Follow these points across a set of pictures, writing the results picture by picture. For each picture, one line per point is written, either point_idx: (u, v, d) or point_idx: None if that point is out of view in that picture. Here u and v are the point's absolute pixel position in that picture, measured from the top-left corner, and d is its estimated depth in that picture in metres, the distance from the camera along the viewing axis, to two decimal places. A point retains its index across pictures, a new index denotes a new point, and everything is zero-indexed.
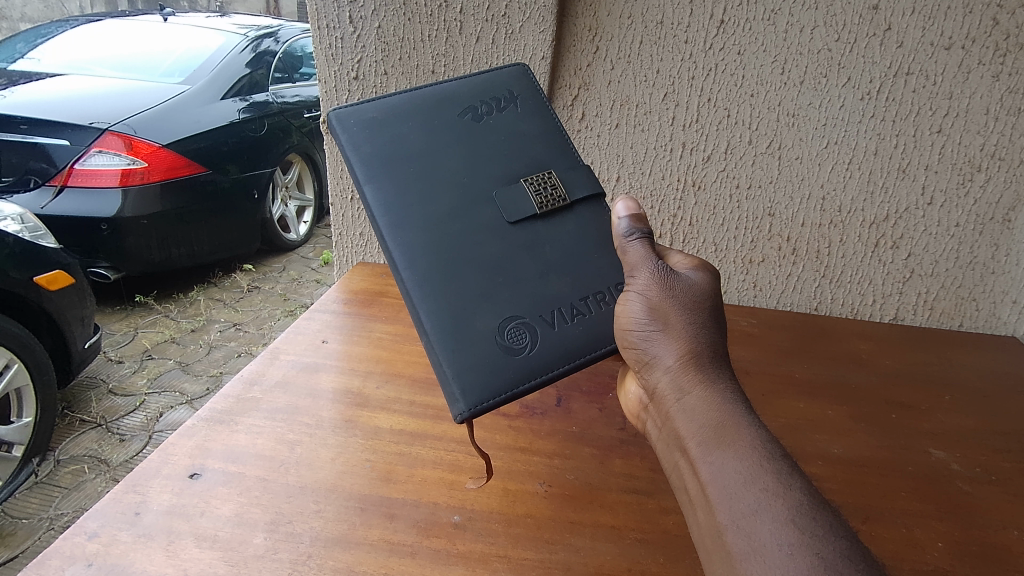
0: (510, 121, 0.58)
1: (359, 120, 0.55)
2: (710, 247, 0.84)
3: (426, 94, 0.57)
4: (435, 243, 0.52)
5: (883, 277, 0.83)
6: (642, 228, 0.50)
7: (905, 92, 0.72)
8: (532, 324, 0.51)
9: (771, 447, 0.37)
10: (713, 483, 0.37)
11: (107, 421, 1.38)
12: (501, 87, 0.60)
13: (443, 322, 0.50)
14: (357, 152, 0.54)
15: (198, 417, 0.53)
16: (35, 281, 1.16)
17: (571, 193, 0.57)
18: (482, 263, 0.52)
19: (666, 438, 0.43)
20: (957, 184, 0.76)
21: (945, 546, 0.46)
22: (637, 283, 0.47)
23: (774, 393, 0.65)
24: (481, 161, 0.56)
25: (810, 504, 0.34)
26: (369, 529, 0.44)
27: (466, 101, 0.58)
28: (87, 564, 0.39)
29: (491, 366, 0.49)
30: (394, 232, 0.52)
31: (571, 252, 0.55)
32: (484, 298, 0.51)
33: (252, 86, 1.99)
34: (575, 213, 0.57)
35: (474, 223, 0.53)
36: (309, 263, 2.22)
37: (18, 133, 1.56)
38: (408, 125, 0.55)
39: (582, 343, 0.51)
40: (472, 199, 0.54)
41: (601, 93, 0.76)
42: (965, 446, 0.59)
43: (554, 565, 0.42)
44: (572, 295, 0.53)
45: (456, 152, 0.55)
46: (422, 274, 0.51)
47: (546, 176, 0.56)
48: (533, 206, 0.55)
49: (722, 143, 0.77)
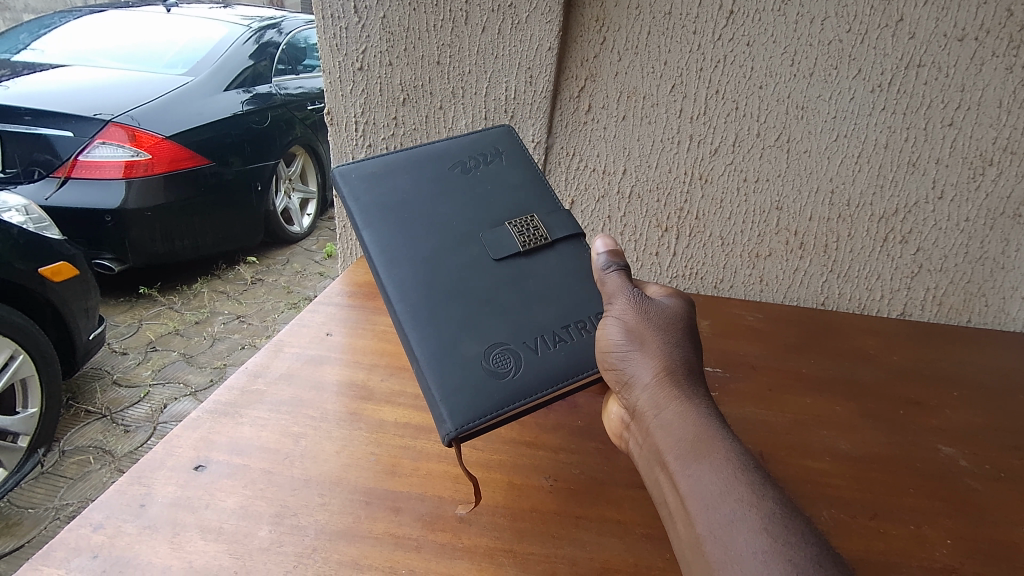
0: (498, 173, 0.61)
1: (359, 174, 0.57)
2: (716, 240, 0.83)
3: (420, 152, 0.60)
4: (429, 277, 0.52)
5: (891, 272, 0.82)
6: (619, 262, 0.49)
7: (916, 85, 0.71)
8: (515, 349, 0.49)
9: (745, 458, 0.36)
10: (691, 495, 0.35)
11: (112, 411, 1.39)
12: (488, 144, 0.62)
13: (434, 346, 0.48)
14: (356, 201, 0.55)
15: (203, 408, 0.53)
16: (39, 273, 1.16)
17: (553, 233, 0.57)
18: (472, 295, 0.52)
19: (646, 453, 0.41)
20: (967, 179, 0.75)
21: (953, 543, 0.46)
22: (615, 309, 0.46)
23: (781, 389, 0.64)
24: (470, 207, 0.58)
25: (782, 511, 0.33)
26: (374, 522, 0.43)
27: (456, 156, 0.61)
28: (92, 556, 0.39)
29: (477, 388, 0.47)
30: (389, 268, 0.52)
31: (557, 286, 0.55)
32: (473, 326, 0.50)
33: (255, 78, 1.99)
34: (558, 251, 0.57)
35: (464, 260, 0.54)
36: (313, 256, 2.22)
37: (22, 124, 1.55)
38: (402, 178, 0.58)
39: (565, 368, 0.49)
40: (461, 239, 0.55)
41: (608, 84, 0.75)
42: (974, 443, 0.59)
43: (559, 560, 0.42)
44: (555, 322, 0.52)
45: (446, 201, 0.57)
46: (415, 305, 0.50)
47: (529, 218, 0.57)
48: (516, 244, 0.55)
49: (730, 136, 0.76)
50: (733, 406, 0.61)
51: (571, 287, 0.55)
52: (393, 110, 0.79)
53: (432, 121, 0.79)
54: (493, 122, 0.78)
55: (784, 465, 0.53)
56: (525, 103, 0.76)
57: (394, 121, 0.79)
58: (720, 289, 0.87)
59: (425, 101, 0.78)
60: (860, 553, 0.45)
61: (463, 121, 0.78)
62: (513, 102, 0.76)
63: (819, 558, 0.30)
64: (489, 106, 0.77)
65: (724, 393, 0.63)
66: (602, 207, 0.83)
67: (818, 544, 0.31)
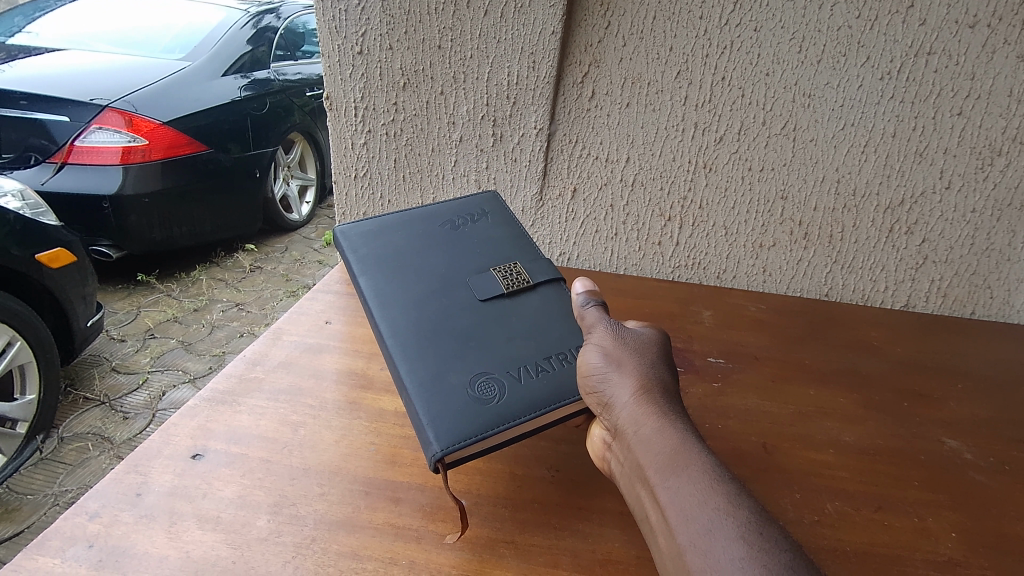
0: (484, 230, 0.64)
1: (358, 233, 0.61)
2: (720, 230, 0.82)
3: (412, 213, 0.64)
4: (420, 316, 0.52)
5: (896, 263, 0.81)
6: (598, 298, 0.51)
7: (926, 73, 0.69)
8: (499, 377, 0.47)
9: (721, 471, 0.35)
10: (669, 507, 0.34)
11: (111, 398, 1.39)
12: (475, 206, 0.66)
13: (421, 375, 0.47)
14: (355, 254, 0.58)
15: (199, 397, 0.52)
16: (35, 259, 1.14)
17: (533, 277, 0.58)
18: (461, 331, 0.52)
19: (627, 471, 0.40)
20: (974, 169, 0.74)
21: (958, 536, 0.46)
22: (593, 338, 0.46)
23: (784, 379, 0.64)
24: (458, 257, 0.60)
25: (758, 520, 0.32)
26: (374, 512, 0.43)
27: (445, 216, 0.64)
28: (88, 545, 0.39)
29: (463, 412, 0.44)
30: (382, 309, 0.53)
31: (541, 322, 0.54)
32: (462, 357, 0.49)
33: (253, 64, 1.96)
34: (540, 292, 0.58)
35: (453, 301, 0.55)
36: (312, 244, 2.21)
37: (18, 108, 1.54)
38: (396, 237, 0.61)
39: (548, 396, 0.47)
40: (450, 284, 0.56)
41: (612, 70, 0.74)
42: (979, 435, 0.58)
43: (561, 551, 0.41)
44: (536, 354, 0.51)
45: (437, 253, 0.60)
46: (406, 339, 0.50)
47: (511, 265, 0.59)
48: (500, 286, 0.56)
49: (736, 124, 0.75)
50: (736, 396, 0.60)
51: (554, 322, 0.55)
52: (393, 96, 0.77)
53: (432, 107, 0.78)
54: (495, 108, 0.76)
55: (787, 456, 0.52)
56: (527, 89, 0.74)
57: (394, 107, 0.78)
58: (723, 279, 0.87)
59: (426, 86, 0.76)
60: (864, 545, 0.44)
61: (465, 107, 0.77)
62: (515, 87, 0.75)
63: (795, 563, 0.30)
64: (492, 92, 0.76)
65: (726, 383, 0.62)
66: (605, 196, 0.82)
67: (796, 551, 0.31)
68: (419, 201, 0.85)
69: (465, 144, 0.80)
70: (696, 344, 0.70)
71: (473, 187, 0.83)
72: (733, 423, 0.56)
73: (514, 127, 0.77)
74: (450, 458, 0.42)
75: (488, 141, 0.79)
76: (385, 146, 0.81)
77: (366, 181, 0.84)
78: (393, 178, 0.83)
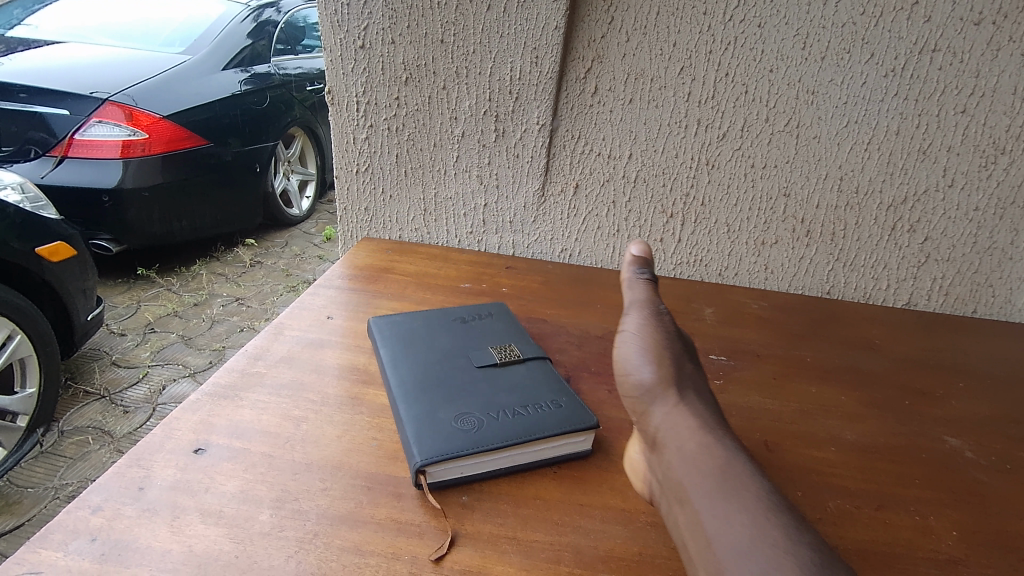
0: (490, 323, 0.65)
1: (382, 314, 0.66)
2: (721, 228, 0.82)
3: (432, 309, 0.68)
4: (424, 370, 0.55)
5: (898, 261, 0.81)
6: (651, 296, 0.55)
7: (930, 70, 0.69)
8: (481, 417, 0.48)
9: (771, 498, 0.37)
10: (716, 537, 0.36)
11: (111, 392, 1.39)
12: (484, 309, 0.68)
13: (415, 411, 0.49)
14: (379, 321, 0.63)
15: (201, 392, 0.52)
16: (36, 253, 1.14)
17: (527, 352, 0.58)
18: (453, 381, 0.53)
19: (661, 486, 0.41)
20: (978, 167, 0.74)
21: (959, 535, 0.45)
22: (637, 340, 0.49)
23: (785, 376, 0.64)
24: (464, 337, 0.61)
25: (818, 556, 0.33)
26: (376, 507, 0.42)
27: (459, 311, 0.67)
28: (90, 539, 0.38)
29: (444, 435, 0.45)
30: (394, 363, 0.56)
31: (528, 383, 0.54)
32: (449, 399, 0.50)
33: (254, 58, 1.98)
34: (533, 365, 0.57)
35: (455, 360, 0.56)
36: (312, 239, 2.22)
37: (18, 101, 1.53)
38: (414, 317, 0.65)
39: (522, 436, 0.46)
40: (455, 351, 0.58)
41: (615, 66, 0.73)
42: (980, 434, 0.58)
43: (564, 547, 0.41)
44: (517, 403, 0.50)
45: (446, 332, 0.62)
46: (407, 386, 0.52)
47: (509, 346, 0.59)
48: (493, 356, 0.57)
49: (739, 121, 0.75)
50: (737, 394, 0.60)
51: (541, 384, 0.54)
52: (395, 91, 0.77)
53: (435, 101, 0.77)
54: (498, 104, 0.76)
55: (788, 454, 0.52)
56: (530, 85, 0.74)
57: (396, 102, 0.78)
58: (725, 276, 0.86)
59: (428, 81, 0.76)
60: (865, 543, 0.44)
61: (467, 102, 0.77)
62: (517, 83, 0.74)
63: None
64: (494, 87, 0.75)
65: (727, 381, 0.62)
66: (607, 192, 0.81)
67: None
68: (419, 196, 0.85)
69: (467, 139, 0.79)
70: (697, 341, 0.70)
71: (475, 182, 0.82)
72: (734, 420, 0.56)
73: (516, 122, 0.77)
74: (429, 470, 0.43)
75: (490, 136, 0.79)
76: (387, 141, 0.81)
77: (367, 176, 0.84)
78: (395, 174, 0.83)
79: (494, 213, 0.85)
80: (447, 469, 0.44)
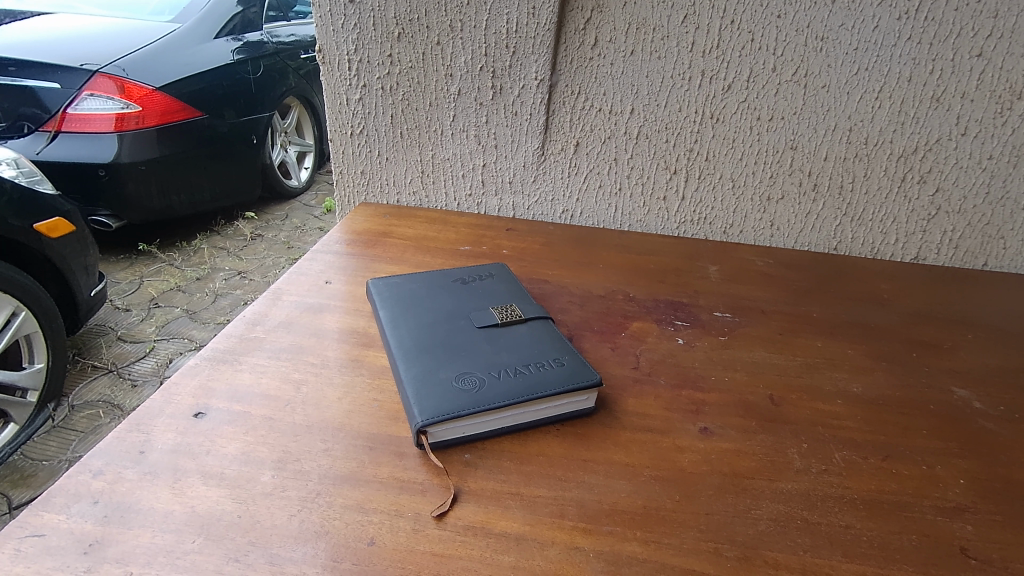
0: (490, 285, 0.64)
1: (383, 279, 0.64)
2: (726, 183, 0.80)
3: (432, 272, 0.66)
4: (423, 333, 0.53)
5: (908, 214, 0.79)
6: None
7: (946, 11, 0.66)
8: (482, 376, 0.47)
9: None
10: None
11: (119, 366, 1.40)
12: (484, 271, 0.67)
13: (415, 372, 0.48)
14: (379, 288, 0.61)
15: (200, 356, 0.52)
16: (35, 228, 1.13)
17: (527, 312, 0.57)
18: (452, 342, 0.52)
19: None
20: (993, 114, 0.71)
21: (967, 483, 0.44)
22: None
23: (791, 331, 0.63)
24: (462, 298, 0.60)
25: None
26: (379, 466, 0.42)
27: (460, 274, 0.66)
28: (93, 502, 0.38)
29: (444, 395, 0.45)
30: (392, 326, 0.54)
31: (528, 343, 0.53)
32: (450, 359, 0.50)
33: (245, 26, 1.94)
34: (532, 325, 0.56)
35: (453, 322, 0.55)
36: (312, 212, 2.23)
37: (7, 75, 1.48)
38: (414, 281, 0.63)
39: (523, 392, 0.46)
40: (454, 313, 0.57)
41: (615, 15, 0.70)
42: (990, 385, 0.57)
43: (568, 502, 0.40)
44: (518, 362, 0.50)
45: (446, 295, 0.61)
46: (406, 348, 0.51)
47: (508, 306, 0.58)
48: (494, 316, 0.56)
49: (745, 71, 0.72)
50: (743, 349, 0.60)
51: (542, 343, 0.53)
52: (388, 47, 0.74)
53: (430, 58, 0.75)
54: (494, 58, 0.73)
55: (794, 407, 0.52)
56: (527, 38, 0.72)
57: (389, 59, 0.75)
58: (730, 234, 0.85)
59: (421, 36, 0.73)
60: (871, 492, 0.43)
61: (463, 58, 0.74)
62: (514, 36, 0.72)
63: None
64: (490, 41, 0.73)
65: (732, 336, 0.62)
66: (608, 149, 0.79)
67: None
68: (416, 158, 0.83)
69: (464, 97, 0.77)
70: (702, 299, 0.69)
71: (473, 142, 0.80)
72: (739, 375, 0.56)
73: (514, 78, 0.75)
74: (431, 430, 0.43)
75: (487, 93, 0.76)
76: (381, 101, 0.78)
77: (362, 140, 0.82)
78: (391, 135, 0.81)
79: (494, 174, 0.83)
80: (448, 429, 0.44)
